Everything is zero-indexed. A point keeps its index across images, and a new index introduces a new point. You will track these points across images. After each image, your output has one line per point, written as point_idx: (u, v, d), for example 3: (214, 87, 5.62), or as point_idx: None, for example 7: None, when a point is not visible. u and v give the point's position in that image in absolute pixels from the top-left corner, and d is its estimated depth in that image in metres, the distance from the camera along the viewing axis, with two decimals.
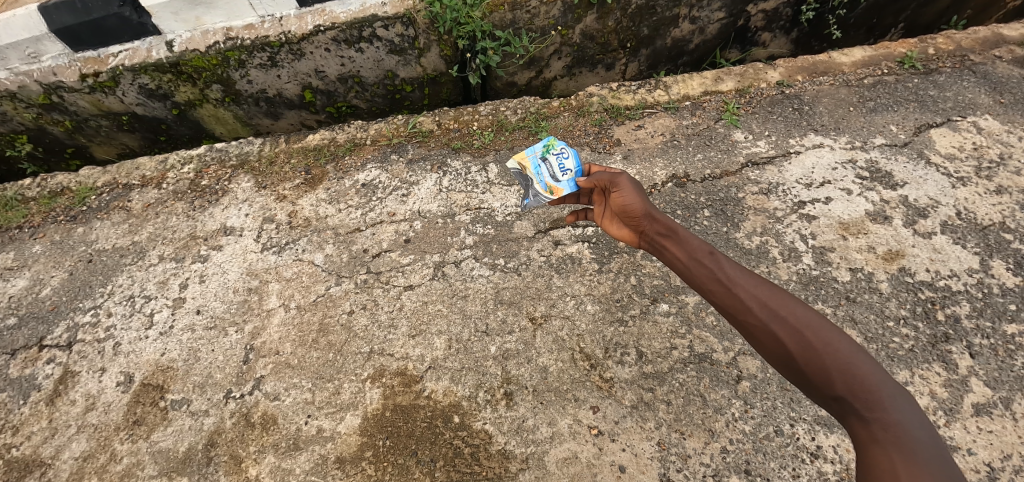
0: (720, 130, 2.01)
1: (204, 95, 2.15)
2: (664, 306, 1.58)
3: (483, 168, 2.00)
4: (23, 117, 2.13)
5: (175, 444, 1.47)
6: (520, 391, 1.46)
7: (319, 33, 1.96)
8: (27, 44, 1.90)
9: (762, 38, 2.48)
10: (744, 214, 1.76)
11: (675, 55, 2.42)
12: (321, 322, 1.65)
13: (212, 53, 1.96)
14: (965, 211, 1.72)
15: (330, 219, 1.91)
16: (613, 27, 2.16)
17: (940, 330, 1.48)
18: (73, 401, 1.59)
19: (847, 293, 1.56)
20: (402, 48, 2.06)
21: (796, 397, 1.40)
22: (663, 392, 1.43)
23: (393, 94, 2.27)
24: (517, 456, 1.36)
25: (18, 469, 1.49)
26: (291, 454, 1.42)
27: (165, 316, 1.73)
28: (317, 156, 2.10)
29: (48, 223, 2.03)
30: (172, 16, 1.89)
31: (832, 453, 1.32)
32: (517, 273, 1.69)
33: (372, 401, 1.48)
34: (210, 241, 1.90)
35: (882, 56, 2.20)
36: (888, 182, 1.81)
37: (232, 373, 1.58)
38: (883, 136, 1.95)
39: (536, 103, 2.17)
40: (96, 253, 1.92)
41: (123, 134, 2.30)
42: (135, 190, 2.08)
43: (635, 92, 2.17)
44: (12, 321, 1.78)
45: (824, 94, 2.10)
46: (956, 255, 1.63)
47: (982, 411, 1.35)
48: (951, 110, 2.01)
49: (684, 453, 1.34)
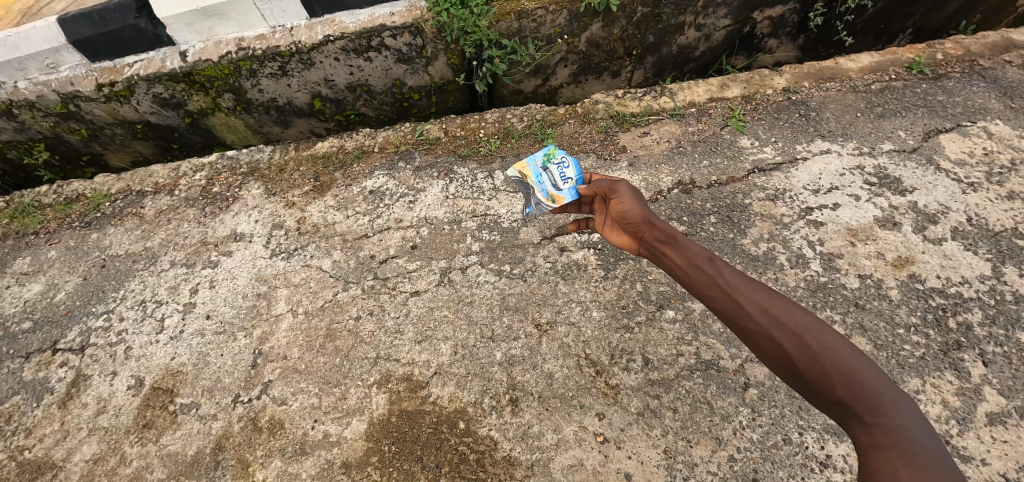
0: (726, 136, 2.01)
1: (216, 104, 2.19)
2: (670, 313, 1.58)
3: (489, 175, 2.01)
4: (41, 125, 2.18)
5: (183, 448, 1.49)
6: (525, 398, 1.46)
7: (328, 43, 1.99)
8: (46, 55, 1.96)
9: (768, 44, 2.48)
10: (751, 220, 1.75)
11: (680, 61, 2.43)
12: (328, 328, 1.66)
13: (224, 62, 2.00)
14: (976, 217, 1.70)
15: (337, 226, 1.93)
16: (618, 35, 2.18)
17: (952, 337, 1.46)
18: (84, 404, 1.61)
19: (856, 300, 1.55)
20: (410, 57, 2.09)
21: (805, 406, 1.39)
22: (669, 400, 1.42)
23: (401, 102, 2.29)
24: (522, 462, 1.36)
25: (30, 471, 1.51)
26: (297, 459, 1.43)
27: (175, 321, 1.75)
28: (326, 163, 2.13)
29: (63, 228, 2.07)
30: (186, 27, 1.94)
31: (841, 462, 1.30)
32: (522, 279, 1.69)
33: (378, 407, 1.49)
34: (220, 247, 1.92)
35: (890, 62, 2.19)
36: (897, 188, 1.80)
37: (241, 377, 1.60)
38: (892, 142, 1.93)
39: (542, 110, 2.18)
40: (110, 259, 1.96)
41: (137, 142, 2.35)
42: (148, 197, 2.12)
43: (641, 98, 2.17)
44: (27, 325, 1.81)
45: (831, 100, 2.09)
46: (967, 261, 1.61)
47: (996, 420, 1.33)
48: (961, 115, 2.00)
49: (691, 461, 1.33)
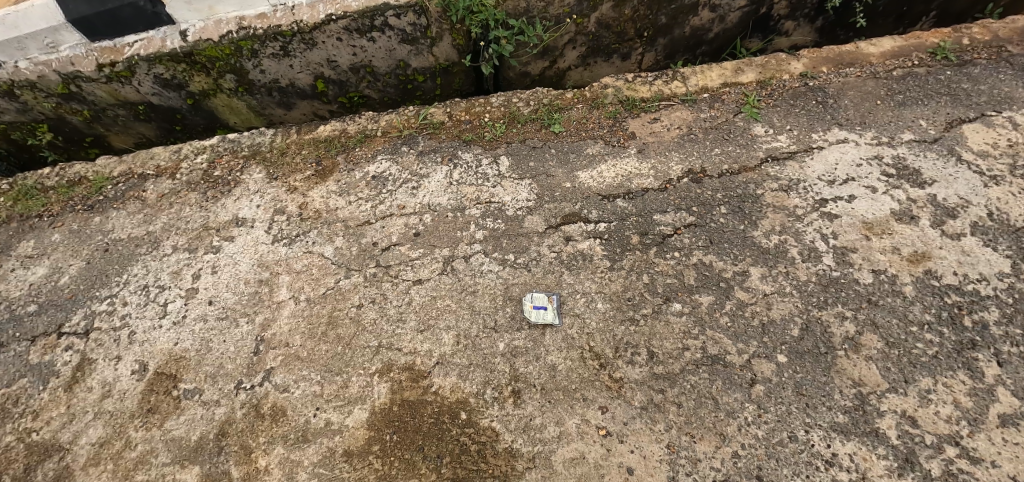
0: (739, 124, 1.95)
1: (218, 85, 2.15)
2: (676, 306, 1.55)
3: (494, 161, 1.97)
4: (43, 106, 2.16)
5: (187, 433, 1.50)
6: (527, 389, 1.45)
7: (330, 22, 1.93)
8: (46, 34, 1.90)
9: (785, 27, 2.39)
10: (763, 212, 1.70)
11: (693, 44, 2.35)
12: (330, 315, 1.65)
13: (225, 42, 1.95)
14: (997, 211, 1.64)
15: (339, 212, 1.90)
16: (629, 15, 2.10)
17: (967, 336, 1.42)
18: (90, 388, 1.62)
19: (868, 295, 1.51)
20: (414, 38, 2.02)
21: (813, 403, 1.36)
22: (674, 394, 1.41)
23: (405, 84, 2.24)
24: (523, 454, 1.35)
25: (37, 454, 1.52)
26: (300, 446, 1.43)
27: (178, 306, 1.75)
28: (328, 147, 2.09)
29: (66, 211, 2.06)
30: (186, 5, 1.88)
31: (847, 461, 1.28)
32: (527, 269, 1.67)
33: (380, 396, 1.48)
34: (222, 232, 1.91)
35: (913, 47, 2.10)
36: (915, 180, 1.74)
37: (243, 363, 1.60)
38: (912, 132, 1.86)
39: (550, 94, 2.12)
40: (113, 243, 1.95)
41: (139, 123, 2.32)
42: (150, 180, 2.10)
43: (651, 83, 2.11)
44: (32, 308, 1.81)
45: (850, 87, 2.01)
46: (986, 258, 1.55)
47: (1009, 422, 1.30)
48: (985, 105, 1.91)
49: (694, 457, 1.32)
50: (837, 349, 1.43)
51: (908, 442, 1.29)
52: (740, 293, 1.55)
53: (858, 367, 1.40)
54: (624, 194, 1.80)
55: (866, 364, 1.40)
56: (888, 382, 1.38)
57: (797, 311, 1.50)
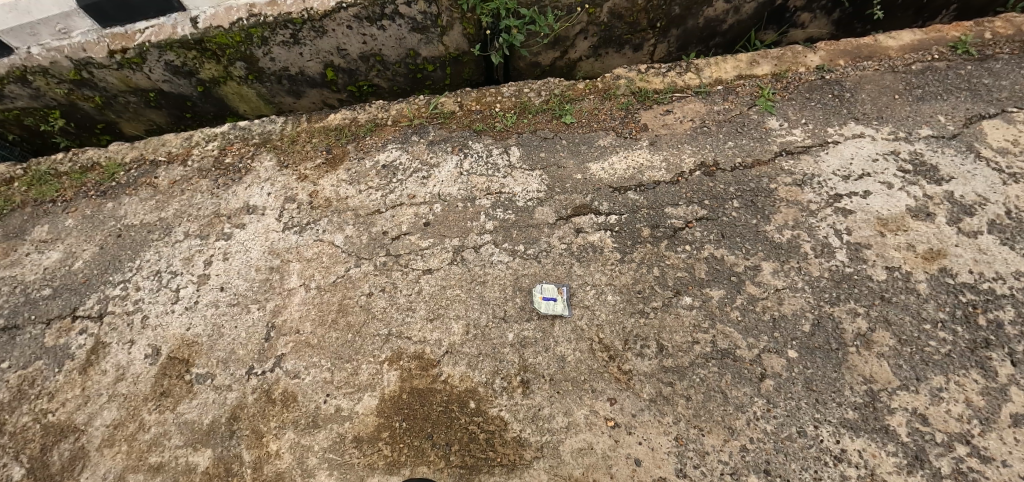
0: (753, 117, 1.93)
1: (228, 72, 2.14)
2: (686, 299, 1.54)
3: (505, 151, 1.96)
4: (55, 92, 2.17)
5: (200, 416, 1.52)
6: (536, 380, 1.45)
7: (340, 10, 1.91)
8: (58, 20, 1.88)
9: (801, 19, 2.35)
10: (775, 206, 1.69)
11: (706, 36, 2.32)
12: (340, 303, 1.66)
13: (235, 29, 1.94)
14: (1015, 210, 1.62)
15: (350, 200, 1.90)
16: (642, 5, 2.07)
17: (981, 335, 1.41)
18: (104, 371, 1.64)
19: (881, 293, 1.50)
20: (424, 26, 2.01)
21: (822, 399, 1.36)
22: (683, 387, 1.41)
23: (415, 73, 2.23)
24: (531, 444, 1.36)
25: (53, 434, 1.55)
26: (310, 432, 1.45)
27: (190, 292, 1.76)
28: (338, 135, 2.09)
29: (79, 197, 2.08)
30: None
31: (856, 457, 1.28)
32: (537, 260, 1.67)
33: (390, 384, 1.49)
34: (233, 219, 1.92)
35: (933, 41, 2.06)
36: (932, 176, 1.71)
37: (254, 349, 1.61)
38: (930, 127, 1.83)
39: (561, 85, 2.10)
40: (125, 229, 1.96)
41: (150, 110, 2.34)
42: (162, 167, 2.11)
43: (664, 74, 2.08)
44: (48, 292, 1.84)
45: (867, 80, 1.98)
46: (1003, 257, 1.53)
47: (1021, 421, 1.29)
48: (1006, 101, 1.88)
49: (702, 450, 1.32)
50: (848, 346, 1.43)
51: (918, 439, 1.29)
52: (751, 288, 1.54)
53: (869, 364, 1.40)
54: (636, 187, 1.79)
55: (877, 361, 1.40)
56: (899, 380, 1.37)
57: (809, 307, 1.49)
